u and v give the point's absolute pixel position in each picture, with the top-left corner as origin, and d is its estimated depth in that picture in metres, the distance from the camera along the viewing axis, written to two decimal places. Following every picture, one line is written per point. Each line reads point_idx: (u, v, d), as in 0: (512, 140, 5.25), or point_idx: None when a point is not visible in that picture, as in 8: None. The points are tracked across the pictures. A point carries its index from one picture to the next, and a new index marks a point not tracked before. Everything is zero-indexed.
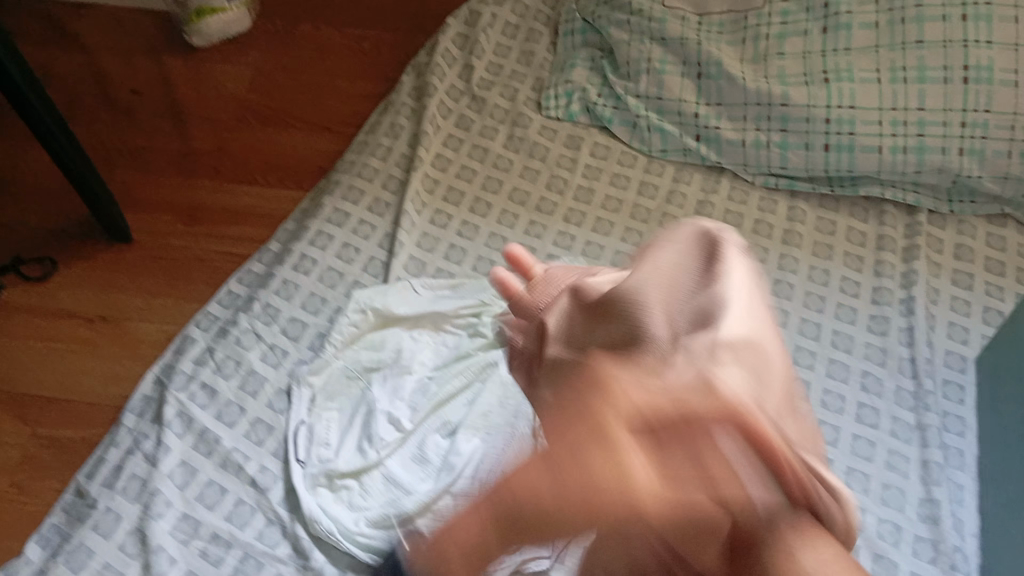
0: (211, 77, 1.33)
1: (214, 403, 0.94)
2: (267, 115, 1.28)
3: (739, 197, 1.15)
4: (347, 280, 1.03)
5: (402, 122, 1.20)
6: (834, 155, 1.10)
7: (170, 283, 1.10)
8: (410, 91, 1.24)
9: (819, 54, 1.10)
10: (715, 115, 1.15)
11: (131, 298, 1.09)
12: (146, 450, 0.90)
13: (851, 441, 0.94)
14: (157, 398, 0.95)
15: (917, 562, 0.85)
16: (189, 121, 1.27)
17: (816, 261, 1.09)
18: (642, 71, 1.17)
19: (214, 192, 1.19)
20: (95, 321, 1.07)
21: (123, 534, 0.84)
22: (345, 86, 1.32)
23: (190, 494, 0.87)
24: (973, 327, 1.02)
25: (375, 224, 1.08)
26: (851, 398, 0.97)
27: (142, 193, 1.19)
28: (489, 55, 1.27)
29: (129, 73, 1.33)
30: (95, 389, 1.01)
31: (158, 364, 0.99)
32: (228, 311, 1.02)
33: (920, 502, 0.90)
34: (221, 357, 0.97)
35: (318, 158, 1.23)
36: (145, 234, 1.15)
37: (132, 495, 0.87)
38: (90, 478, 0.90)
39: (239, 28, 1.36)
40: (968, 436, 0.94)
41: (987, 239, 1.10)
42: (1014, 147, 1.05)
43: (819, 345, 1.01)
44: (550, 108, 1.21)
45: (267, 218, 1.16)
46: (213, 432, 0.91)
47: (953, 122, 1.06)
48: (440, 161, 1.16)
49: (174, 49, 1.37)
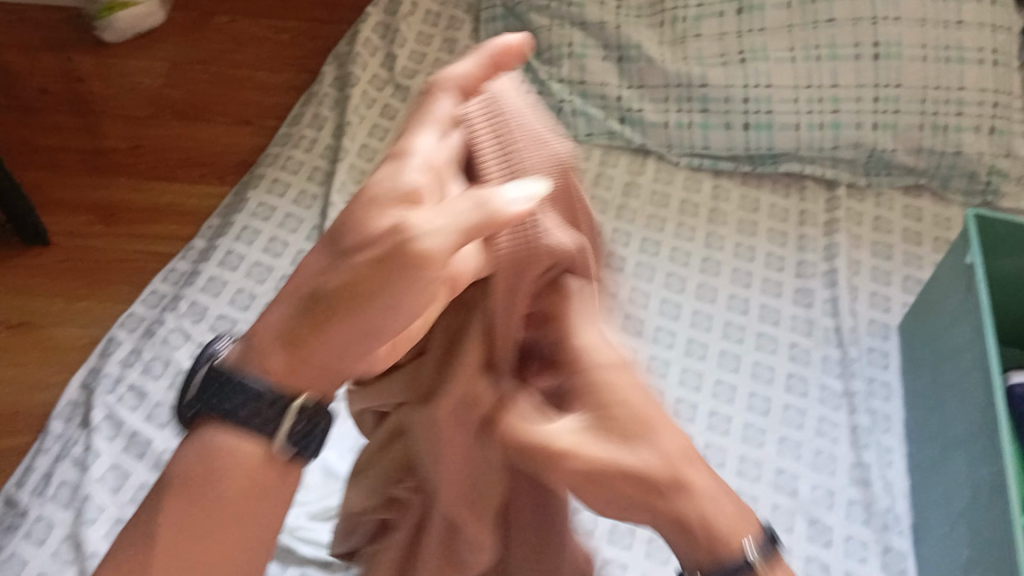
0: (123, 73, 1.29)
1: (144, 404, 0.91)
2: (184, 110, 1.25)
3: (664, 178, 1.17)
4: (277, 275, 1.02)
5: (324, 112, 1.18)
6: (754, 133, 1.13)
7: (93, 285, 1.07)
8: (332, 82, 1.23)
9: (734, 35, 1.12)
10: (638, 98, 1.16)
11: (51, 301, 1.05)
12: (75, 455, 0.88)
13: (782, 410, 0.96)
14: (85, 402, 0.92)
15: (850, 524, 0.88)
16: (102, 118, 1.23)
17: (742, 237, 1.11)
18: (563, 56, 1.17)
19: (133, 191, 1.15)
20: (15, 327, 1.03)
21: (56, 542, 0.82)
22: (264, 79, 1.29)
23: (124, 498, 0.84)
24: (894, 296, 1.06)
25: (301, 217, 1.07)
26: (781, 369, 1.00)
27: (57, 194, 1.15)
28: (411, 43, 1.25)
29: (35, 71, 1.28)
30: (17, 398, 0.97)
31: (84, 368, 0.96)
32: (154, 311, 1.00)
33: (851, 466, 0.92)
34: (149, 357, 0.94)
35: (240, 152, 1.21)
36: (62, 236, 1.11)
37: (63, 501, 0.84)
38: (19, 486, 0.87)
39: (151, 22, 1.33)
40: (893, 399, 0.98)
41: (903, 210, 1.14)
42: (925, 120, 1.09)
43: (747, 319, 1.04)
44: None
45: (191, 216, 1.14)
46: (145, 434, 0.89)
47: (866, 99, 1.10)
48: (366, 151, 1.14)
49: (82, 44, 1.32)
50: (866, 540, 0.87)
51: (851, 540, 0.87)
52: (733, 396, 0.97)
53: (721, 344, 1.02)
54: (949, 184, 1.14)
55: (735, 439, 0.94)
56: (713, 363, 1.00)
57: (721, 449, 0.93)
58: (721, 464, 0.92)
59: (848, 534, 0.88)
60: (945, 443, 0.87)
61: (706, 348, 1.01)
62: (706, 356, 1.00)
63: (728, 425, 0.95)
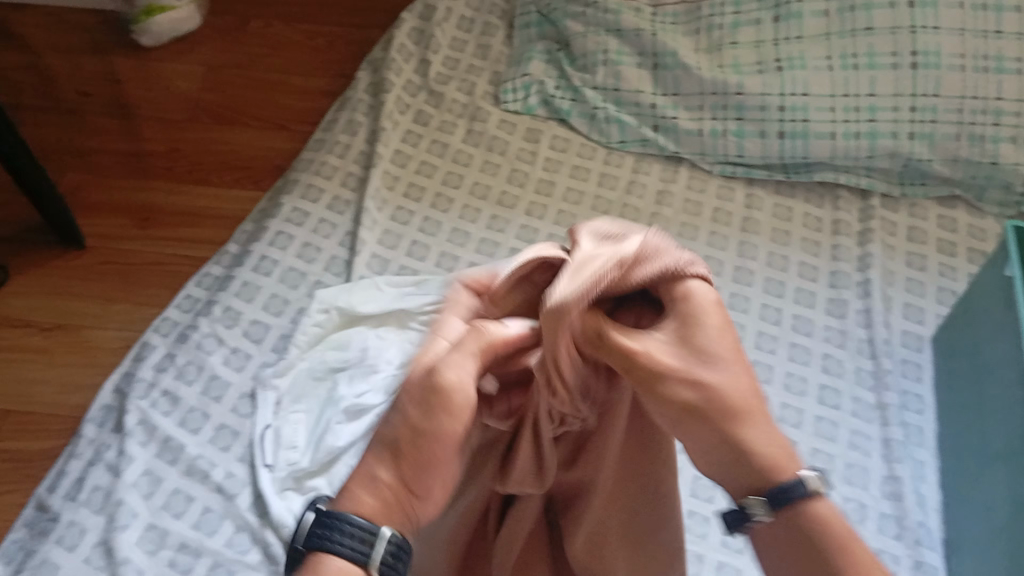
0: (160, 76, 1.30)
1: (177, 410, 0.92)
2: (219, 114, 1.26)
3: (697, 185, 1.16)
4: (309, 280, 1.02)
5: (359, 118, 1.18)
6: (789, 142, 1.12)
7: (127, 289, 1.08)
8: (366, 87, 1.23)
9: (770, 43, 1.11)
10: (672, 106, 1.15)
11: (86, 305, 1.06)
12: (109, 460, 0.89)
13: (814, 422, 0.95)
14: (118, 406, 0.93)
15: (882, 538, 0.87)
16: (139, 122, 1.25)
17: (774, 246, 1.10)
18: (598, 63, 1.17)
19: (168, 195, 1.16)
20: (51, 330, 1.04)
21: (88, 548, 0.83)
22: (298, 83, 1.30)
23: (155, 504, 0.86)
24: (929, 307, 1.04)
25: (335, 223, 1.07)
26: (814, 381, 0.99)
27: (93, 197, 1.16)
28: (445, 48, 1.26)
29: (74, 73, 1.30)
30: (53, 400, 0.98)
31: (118, 372, 0.97)
32: (187, 315, 1.01)
33: (883, 479, 0.91)
34: (182, 363, 0.96)
35: (274, 156, 1.22)
36: (97, 239, 1.12)
37: (96, 506, 0.86)
38: (51, 490, 0.88)
39: (187, 26, 1.34)
40: (927, 414, 0.97)
41: (938, 221, 1.12)
42: (962, 130, 1.08)
43: (779, 329, 1.03)
44: (508, 101, 1.21)
45: (224, 220, 1.14)
46: (178, 438, 0.90)
47: (903, 108, 1.09)
48: (399, 157, 1.15)
49: (120, 48, 1.34)
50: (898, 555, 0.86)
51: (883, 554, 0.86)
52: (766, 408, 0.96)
53: (753, 354, 1.01)
54: (985, 195, 1.12)
55: None
56: None
57: None
58: None
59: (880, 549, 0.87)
60: (978, 462, 0.86)
61: None
62: None
63: None
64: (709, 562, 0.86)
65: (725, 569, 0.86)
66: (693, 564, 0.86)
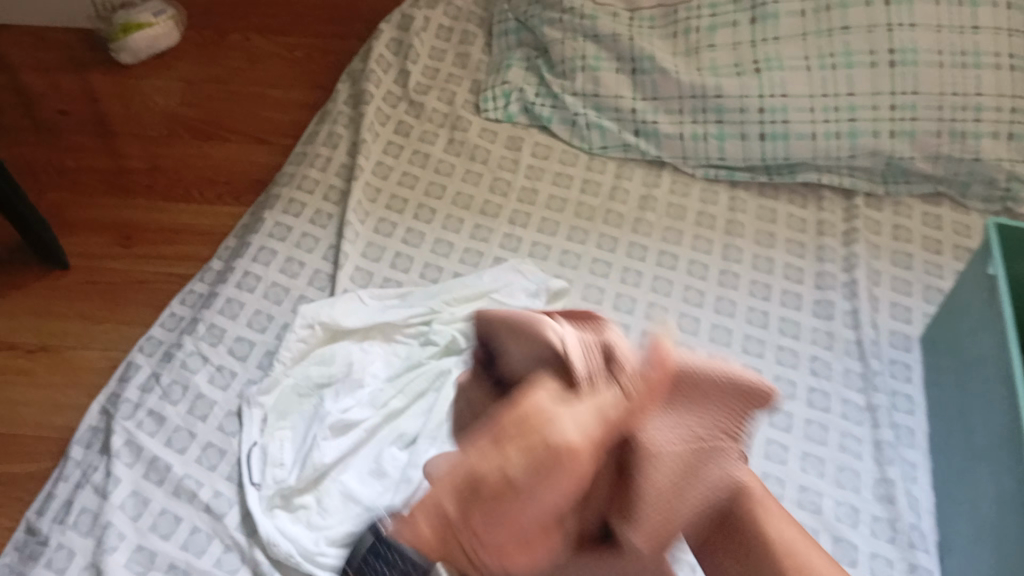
0: (139, 93, 1.30)
1: (163, 430, 0.92)
2: (200, 130, 1.25)
3: (680, 189, 1.16)
4: (293, 295, 1.02)
5: (339, 130, 1.18)
6: (770, 143, 1.12)
7: (111, 308, 1.07)
8: (346, 99, 1.23)
9: (748, 44, 1.11)
10: (652, 110, 1.15)
11: (69, 326, 1.06)
12: (95, 482, 0.88)
13: (804, 425, 0.95)
14: (104, 428, 0.93)
15: (874, 541, 0.87)
16: (119, 140, 1.24)
17: (759, 248, 1.10)
18: (577, 68, 1.17)
19: (150, 213, 1.16)
20: (35, 352, 1.04)
21: (77, 570, 0.82)
22: (277, 97, 1.30)
23: (144, 524, 0.85)
24: (914, 306, 1.04)
25: (318, 237, 1.07)
26: (802, 382, 0.99)
27: (74, 216, 1.16)
28: (424, 58, 1.25)
29: (52, 92, 1.29)
30: (38, 423, 0.98)
31: (103, 393, 0.96)
32: (172, 334, 1.00)
33: (874, 481, 0.91)
34: (167, 382, 0.95)
35: (256, 171, 1.21)
36: (80, 259, 1.12)
37: (84, 529, 0.85)
38: (39, 514, 0.88)
39: (166, 43, 1.33)
40: (917, 413, 0.96)
41: (922, 218, 1.12)
42: (942, 126, 1.08)
43: (766, 332, 1.03)
44: (489, 110, 1.20)
45: (207, 236, 1.14)
46: (164, 458, 0.89)
47: (882, 106, 1.09)
48: (381, 169, 1.15)
49: (98, 65, 1.33)
50: (891, 557, 0.86)
51: (876, 558, 0.86)
52: None
53: (740, 357, 1.01)
54: (968, 190, 1.12)
55: (756, 454, 0.93)
56: None
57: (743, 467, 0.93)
58: None
59: (873, 550, 0.87)
60: (966, 457, 0.86)
61: (726, 362, 1.00)
62: None
63: (749, 440, 0.95)
64: None
65: None
66: None
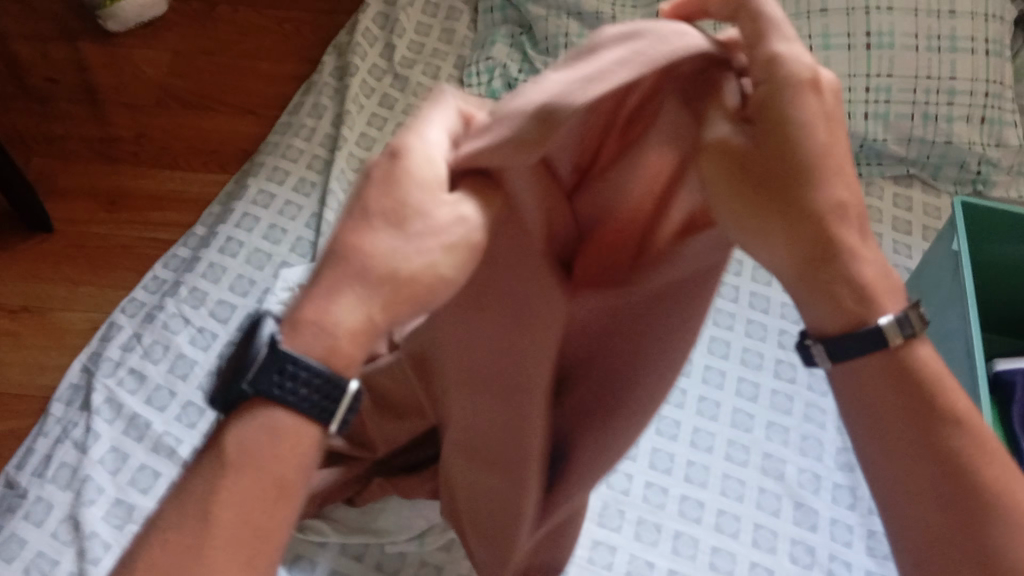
0: (126, 62, 1.30)
1: (144, 387, 0.94)
2: (187, 99, 1.27)
3: None
4: (274, 261, 1.04)
5: (324, 102, 1.20)
6: None
7: (92, 271, 1.09)
8: (331, 72, 1.24)
9: None
10: None
11: (53, 288, 1.07)
12: (75, 437, 0.91)
13: (770, 395, 0.98)
14: (85, 385, 0.95)
15: (836, 508, 0.90)
16: (106, 107, 1.25)
17: None
18: (559, 46, 1.17)
19: (135, 179, 1.17)
20: (18, 312, 1.05)
21: (56, 522, 0.85)
22: (264, 68, 1.31)
23: (122, 480, 0.88)
24: None
25: (302, 205, 1.09)
26: (737, 343, 1.02)
27: (59, 182, 1.17)
28: (409, 33, 1.27)
29: (38, 60, 1.30)
30: (21, 381, 0.99)
31: (85, 352, 0.98)
32: (154, 297, 1.02)
33: (837, 450, 0.94)
34: (148, 342, 0.97)
35: (240, 141, 1.23)
36: (65, 224, 1.13)
37: (63, 483, 0.88)
38: (19, 468, 0.90)
39: (154, 12, 1.34)
40: None
41: (893, 200, 1.16)
42: (917, 109, 1.10)
43: (737, 306, 1.05)
44: (472, 84, 1.20)
45: (189, 203, 1.15)
46: (144, 416, 0.92)
47: (856, 88, 1.10)
48: (364, 140, 1.15)
49: (86, 34, 1.33)
50: (851, 524, 0.89)
51: (836, 523, 0.89)
52: (723, 381, 0.99)
53: (711, 330, 1.03)
54: (940, 173, 1.15)
55: (723, 424, 0.96)
56: (703, 348, 1.02)
57: (709, 434, 0.95)
58: (709, 449, 0.94)
59: (834, 517, 0.89)
60: None
61: (696, 333, 1.03)
62: (696, 342, 1.02)
63: (717, 410, 0.97)
64: (666, 530, 0.88)
65: (682, 537, 0.88)
66: (652, 533, 0.88)
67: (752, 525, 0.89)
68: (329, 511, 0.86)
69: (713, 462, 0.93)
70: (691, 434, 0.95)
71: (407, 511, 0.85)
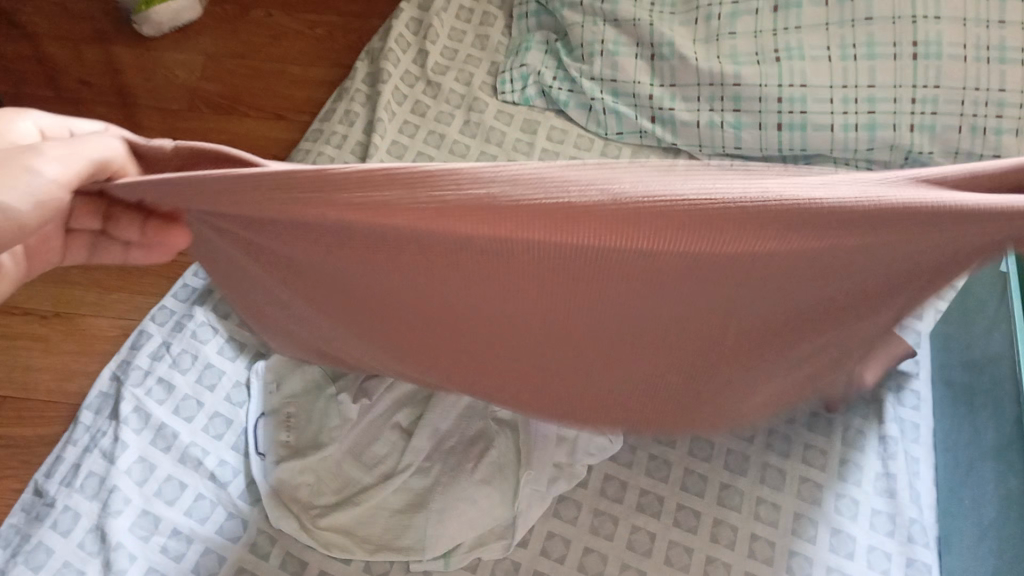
0: (160, 65, 1.31)
1: (171, 398, 0.93)
2: (219, 105, 1.27)
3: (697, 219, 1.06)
4: None
5: (356, 107, 1.19)
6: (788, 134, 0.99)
7: (122, 277, 1.08)
8: (365, 77, 1.23)
9: (770, 32, 0.97)
10: (670, 97, 1.03)
11: (84, 293, 1.07)
12: (103, 446, 0.91)
13: (808, 417, 0.95)
14: (114, 394, 0.95)
15: (873, 535, 0.87)
16: (138, 112, 1.26)
17: None
18: (596, 53, 1.06)
19: None
20: (50, 318, 1.05)
21: (82, 532, 0.85)
22: (296, 73, 1.31)
23: (149, 490, 0.87)
24: None
25: None
26: None
27: None
28: (443, 39, 1.23)
29: (74, 63, 1.31)
30: (51, 387, 1.00)
31: (114, 360, 0.98)
32: (184, 304, 1.01)
33: (877, 476, 0.91)
34: (177, 351, 0.97)
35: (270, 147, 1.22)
36: None
37: (90, 492, 0.87)
38: (48, 477, 0.90)
39: (189, 16, 1.34)
40: (923, 409, 0.95)
41: None
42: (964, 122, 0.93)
43: None
44: (506, 92, 1.14)
45: None
46: (171, 426, 0.91)
47: (903, 99, 0.94)
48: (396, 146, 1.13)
49: (120, 37, 1.34)
50: (889, 551, 0.86)
51: (873, 551, 0.86)
52: None
53: None
54: None
55: (758, 446, 0.93)
56: None
57: (743, 457, 0.92)
58: (743, 472, 0.91)
59: (871, 545, 0.86)
60: (970, 455, 0.86)
61: None
62: None
63: (751, 430, 0.94)
64: (698, 555, 0.86)
65: (714, 562, 0.85)
66: (684, 557, 0.86)
67: (786, 551, 0.86)
68: (354, 529, 0.85)
69: (747, 485, 0.90)
70: (725, 455, 0.92)
71: (433, 526, 0.84)
